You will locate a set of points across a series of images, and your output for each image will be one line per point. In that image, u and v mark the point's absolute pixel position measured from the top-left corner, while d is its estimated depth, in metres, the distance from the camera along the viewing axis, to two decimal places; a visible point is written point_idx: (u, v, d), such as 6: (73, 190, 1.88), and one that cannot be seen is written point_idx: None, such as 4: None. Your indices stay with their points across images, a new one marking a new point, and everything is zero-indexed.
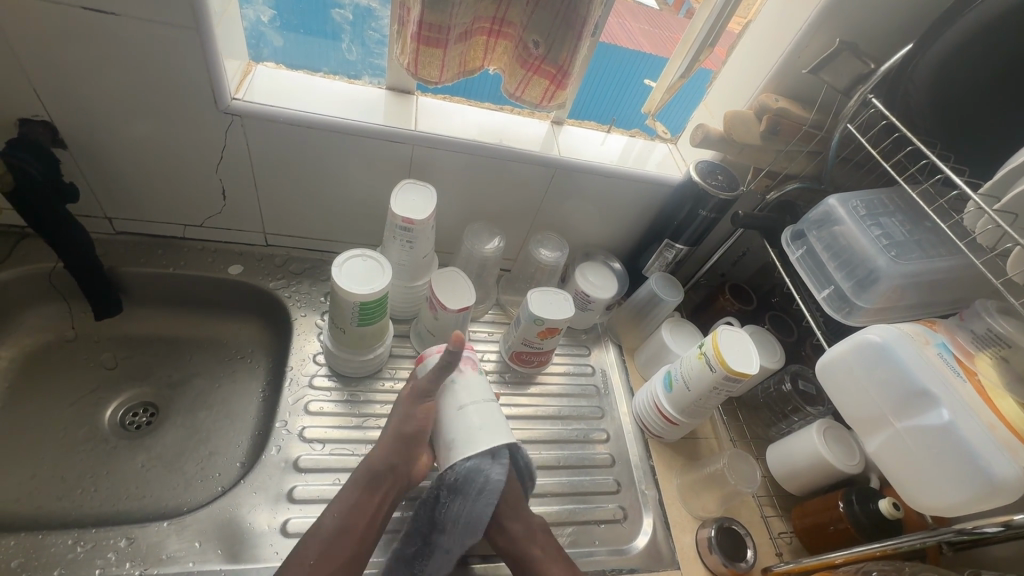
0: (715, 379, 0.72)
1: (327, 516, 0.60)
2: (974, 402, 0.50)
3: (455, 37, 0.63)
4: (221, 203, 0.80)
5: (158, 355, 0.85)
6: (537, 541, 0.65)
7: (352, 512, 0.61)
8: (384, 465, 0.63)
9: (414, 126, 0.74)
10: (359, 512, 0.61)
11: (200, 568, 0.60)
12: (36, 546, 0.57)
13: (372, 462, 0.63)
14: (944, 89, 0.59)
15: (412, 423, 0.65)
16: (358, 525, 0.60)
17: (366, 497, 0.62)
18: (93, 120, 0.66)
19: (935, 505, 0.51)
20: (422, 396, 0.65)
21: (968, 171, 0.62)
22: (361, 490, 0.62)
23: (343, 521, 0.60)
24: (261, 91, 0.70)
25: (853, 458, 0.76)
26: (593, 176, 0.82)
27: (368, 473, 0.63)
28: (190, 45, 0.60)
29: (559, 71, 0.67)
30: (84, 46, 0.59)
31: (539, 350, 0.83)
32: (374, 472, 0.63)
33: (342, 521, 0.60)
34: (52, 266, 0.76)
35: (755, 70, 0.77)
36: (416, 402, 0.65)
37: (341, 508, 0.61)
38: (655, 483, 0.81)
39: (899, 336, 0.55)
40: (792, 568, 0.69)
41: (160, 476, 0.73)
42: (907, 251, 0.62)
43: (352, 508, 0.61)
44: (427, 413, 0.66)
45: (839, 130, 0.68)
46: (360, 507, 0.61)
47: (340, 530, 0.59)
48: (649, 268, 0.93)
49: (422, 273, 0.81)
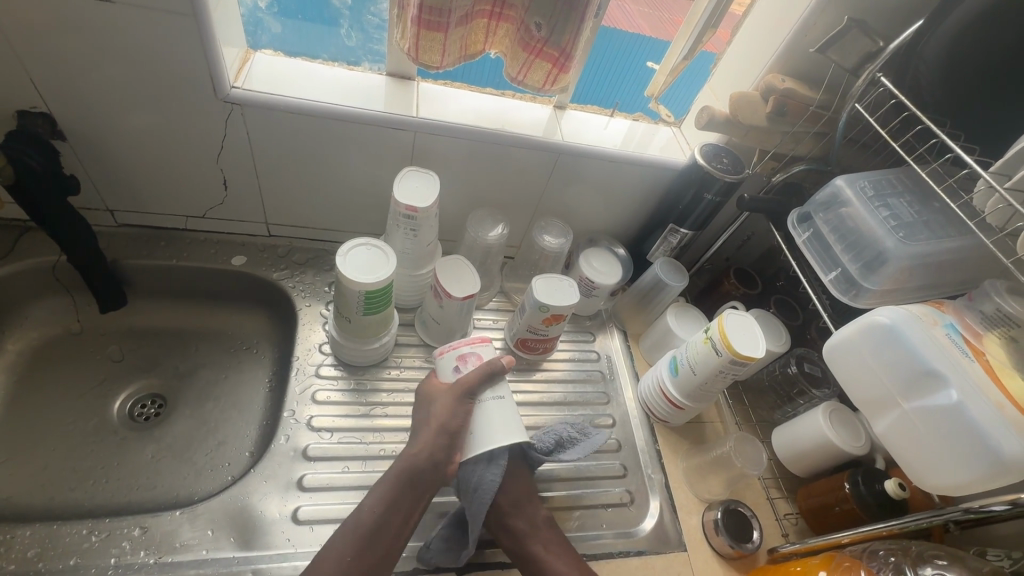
0: (720, 364, 0.72)
1: (365, 512, 0.61)
2: (983, 382, 0.50)
3: (457, 20, 0.62)
4: (223, 193, 0.80)
5: (165, 346, 0.85)
6: (540, 536, 0.67)
7: (391, 507, 0.62)
8: (426, 462, 0.64)
9: (416, 113, 0.73)
10: (396, 508, 0.62)
11: (214, 555, 0.61)
12: (51, 536, 0.58)
13: (415, 459, 0.64)
14: (954, 67, 0.58)
15: (460, 419, 0.66)
16: (397, 518, 0.61)
17: (406, 493, 0.63)
18: (92, 111, 0.66)
19: (944, 484, 0.51)
20: (468, 396, 0.67)
21: (978, 148, 0.61)
22: (400, 487, 0.63)
23: (383, 516, 0.61)
24: (260, 79, 0.69)
25: (859, 440, 0.76)
26: (598, 160, 0.81)
27: (408, 474, 0.63)
28: (188, 32, 0.59)
29: (562, 54, 0.67)
30: (80, 35, 0.58)
31: (545, 336, 0.83)
32: (415, 469, 0.64)
33: (382, 516, 0.61)
34: (56, 259, 0.76)
35: (760, 51, 0.76)
36: (461, 400, 0.67)
37: (382, 501, 0.62)
38: (661, 467, 0.82)
39: (906, 317, 0.55)
40: (798, 549, 0.69)
41: (171, 466, 0.74)
42: (915, 232, 0.62)
43: (391, 505, 0.62)
44: (471, 411, 0.66)
45: (848, 110, 0.67)
46: (399, 501, 0.62)
47: (378, 523, 0.60)
48: (654, 253, 0.93)
49: (426, 261, 0.81)
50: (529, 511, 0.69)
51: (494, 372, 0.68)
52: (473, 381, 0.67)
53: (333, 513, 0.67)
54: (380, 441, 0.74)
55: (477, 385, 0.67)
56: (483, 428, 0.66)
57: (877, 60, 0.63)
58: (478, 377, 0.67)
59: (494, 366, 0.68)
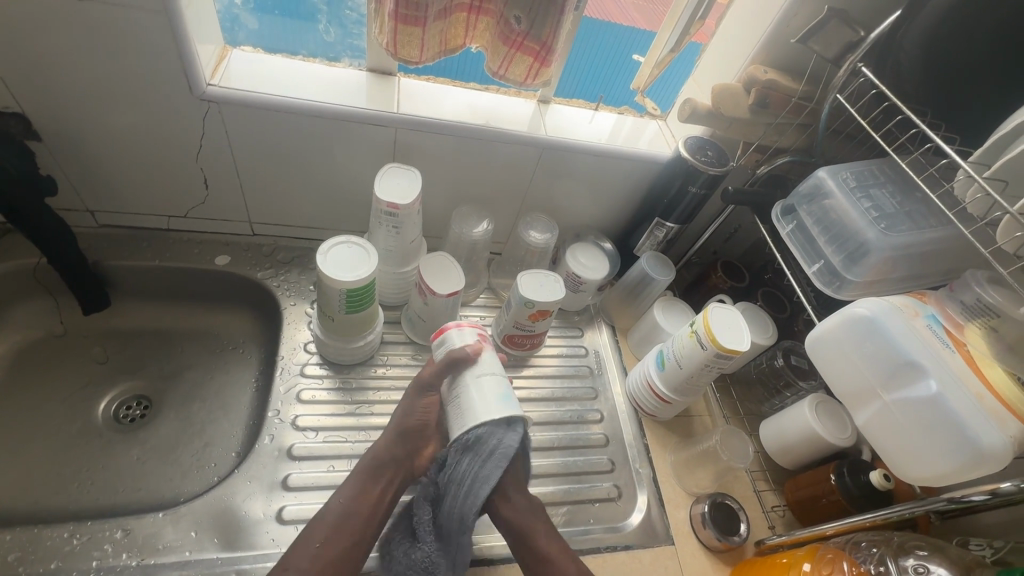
0: (706, 357, 0.72)
1: (334, 504, 0.61)
2: (962, 372, 0.50)
3: (434, 14, 0.62)
4: (204, 192, 0.79)
5: (149, 347, 0.85)
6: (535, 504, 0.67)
7: (357, 497, 0.62)
8: (387, 455, 0.65)
9: (397, 108, 0.73)
10: (363, 498, 0.62)
11: (197, 556, 0.60)
12: (33, 540, 0.58)
13: (376, 452, 0.65)
14: (933, 57, 0.58)
15: (416, 414, 0.69)
16: (366, 508, 0.62)
17: (371, 484, 0.63)
18: (66, 111, 0.65)
19: (924, 476, 0.51)
20: (424, 389, 0.69)
21: (959, 139, 0.61)
22: (365, 478, 0.63)
23: (350, 505, 0.61)
24: (238, 75, 0.69)
25: (844, 432, 0.76)
26: (583, 155, 0.81)
27: (370, 466, 0.64)
28: (160, 29, 0.59)
29: (543, 47, 0.66)
30: (49, 34, 0.57)
31: (532, 332, 0.83)
32: (378, 462, 0.65)
33: (348, 505, 0.61)
34: (36, 261, 0.75)
35: (742, 43, 0.75)
36: (420, 393, 0.69)
37: (348, 493, 0.62)
38: (649, 461, 0.82)
39: (888, 309, 0.55)
40: (784, 541, 0.69)
41: (156, 467, 0.74)
42: (897, 223, 0.61)
43: (357, 495, 0.62)
44: (429, 405, 0.69)
45: (829, 101, 0.66)
46: (366, 491, 0.63)
47: (345, 514, 0.60)
48: (641, 247, 0.93)
49: (410, 258, 0.81)
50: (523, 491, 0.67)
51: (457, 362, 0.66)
52: (428, 376, 0.68)
53: None
54: (366, 439, 0.74)
55: (434, 379, 0.68)
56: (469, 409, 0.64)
57: (858, 49, 0.62)
58: (432, 370, 0.68)
59: (456, 355, 0.66)
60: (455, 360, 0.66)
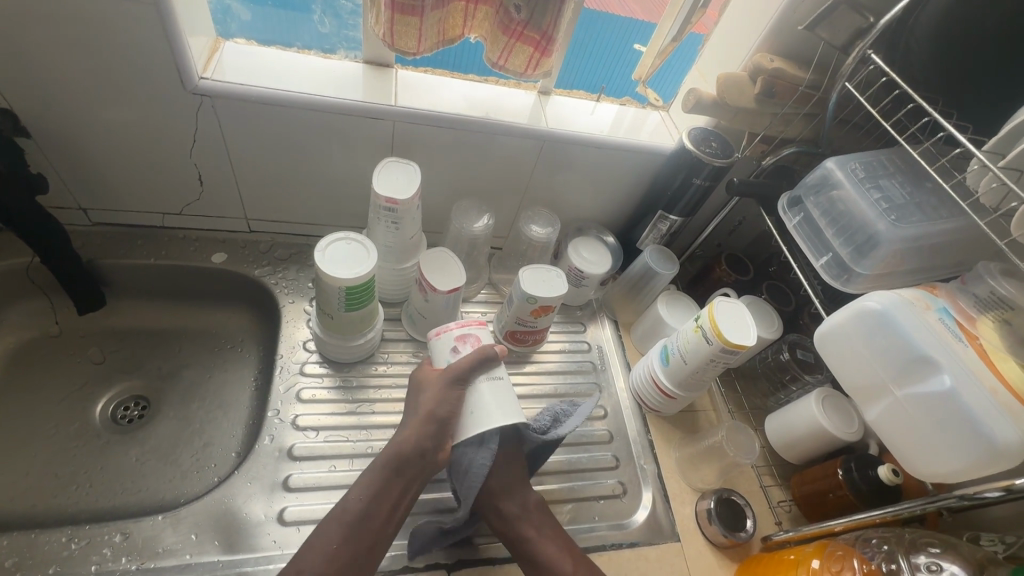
0: (711, 352, 0.71)
1: (353, 502, 0.59)
2: (975, 366, 0.49)
3: (432, 3, 0.60)
4: (200, 189, 0.77)
5: (146, 347, 0.83)
6: (532, 520, 0.65)
7: (377, 497, 0.59)
8: (414, 451, 0.62)
9: (394, 101, 0.71)
10: (383, 498, 0.60)
11: (198, 559, 0.60)
12: (30, 545, 0.57)
13: (402, 448, 0.62)
14: (945, 44, 0.57)
15: (446, 407, 0.63)
16: (382, 513, 0.59)
17: (393, 484, 0.61)
18: (56, 107, 0.63)
19: (937, 472, 0.50)
20: (458, 382, 0.64)
21: (971, 128, 0.60)
22: (388, 474, 0.61)
23: (369, 506, 0.59)
24: (230, 69, 0.67)
25: (851, 425, 0.75)
26: (585, 147, 0.79)
27: (396, 460, 0.61)
28: (151, 22, 0.57)
29: (543, 37, 0.64)
30: (35, 28, 0.55)
31: (534, 328, 0.82)
32: (403, 458, 0.61)
33: (368, 505, 0.59)
34: (29, 260, 0.74)
35: (746, 31, 0.74)
36: (451, 386, 0.64)
37: (369, 492, 0.59)
38: (654, 457, 0.81)
39: (900, 302, 0.53)
40: (791, 537, 0.68)
41: (156, 468, 0.73)
42: (907, 215, 0.60)
43: (377, 494, 0.59)
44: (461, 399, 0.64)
45: (838, 90, 0.65)
46: (386, 493, 0.60)
47: (364, 518, 0.58)
48: (644, 240, 0.91)
49: (410, 254, 0.79)
50: (520, 493, 0.67)
51: (488, 357, 0.66)
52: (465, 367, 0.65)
53: (320, 513, 0.66)
54: (368, 438, 0.73)
55: (468, 371, 0.65)
56: (481, 413, 0.64)
57: (868, 36, 0.60)
58: (466, 363, 0.65)
59: (488, 352, 0.66)
60: (485, 357, 0.66)
